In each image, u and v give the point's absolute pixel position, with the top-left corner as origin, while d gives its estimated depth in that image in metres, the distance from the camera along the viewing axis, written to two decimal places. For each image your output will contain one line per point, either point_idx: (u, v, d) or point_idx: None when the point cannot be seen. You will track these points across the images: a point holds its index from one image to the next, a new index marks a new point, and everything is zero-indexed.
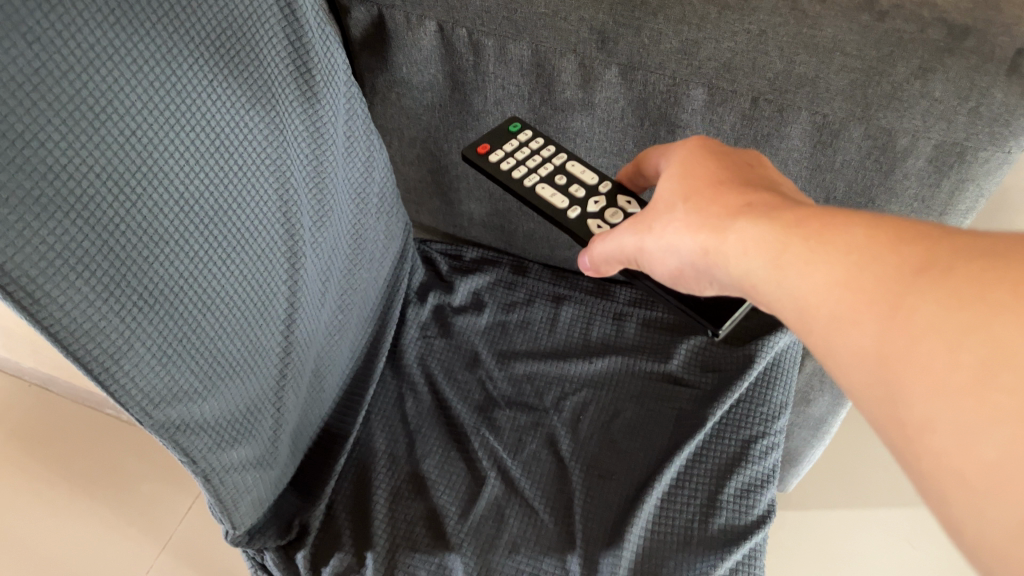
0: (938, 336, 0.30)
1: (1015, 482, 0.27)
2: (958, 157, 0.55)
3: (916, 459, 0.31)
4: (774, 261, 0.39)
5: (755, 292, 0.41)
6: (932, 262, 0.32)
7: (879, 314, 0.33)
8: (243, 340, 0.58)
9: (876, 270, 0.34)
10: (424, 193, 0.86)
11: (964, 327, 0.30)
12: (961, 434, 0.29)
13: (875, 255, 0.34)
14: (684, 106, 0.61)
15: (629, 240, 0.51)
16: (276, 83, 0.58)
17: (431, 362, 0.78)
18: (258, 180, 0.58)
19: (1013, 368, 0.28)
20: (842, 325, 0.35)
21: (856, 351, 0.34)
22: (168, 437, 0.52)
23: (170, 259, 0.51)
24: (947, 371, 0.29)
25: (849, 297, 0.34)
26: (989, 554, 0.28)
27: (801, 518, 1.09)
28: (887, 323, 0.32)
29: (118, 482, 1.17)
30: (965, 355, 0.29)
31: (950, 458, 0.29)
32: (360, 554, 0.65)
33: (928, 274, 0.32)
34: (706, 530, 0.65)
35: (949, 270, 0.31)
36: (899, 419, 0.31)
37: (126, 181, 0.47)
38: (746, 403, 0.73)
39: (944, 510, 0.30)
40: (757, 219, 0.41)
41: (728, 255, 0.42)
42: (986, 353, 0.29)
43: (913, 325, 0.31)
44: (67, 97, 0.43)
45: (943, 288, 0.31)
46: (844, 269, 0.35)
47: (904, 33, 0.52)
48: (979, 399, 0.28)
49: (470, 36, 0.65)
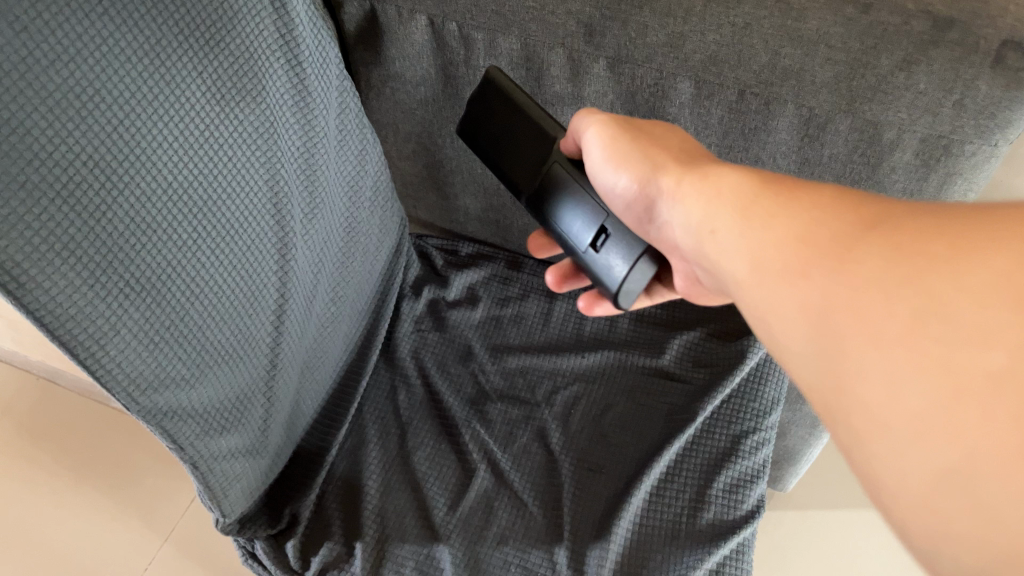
0: (878, 287, 0.34)
1: (938, 427, 0.31)
2: (945, 150, 0.55)
3: (848, 410, 0.34)
4: (740, 212, 0.42)
5: (710, 240, 0.44)
6: (879, 223, 0.37)
7: (827, 264, 0.37)
8: (234, 329, 0.59)
9: (832, 226, 0.38)
10: (420, 188, 0.86)
11: (901, 278, 0.34)
12: (891, 383, 0.32)
13: (833, 215, 0.39)
14: (671, 99, 0.61)
15: (597, 147, 0.53)
16: (267, 76, 0.59)
17: (424, 356, 0.78)
18: (248, 170, 0.58)
19: (941, 320, 0.32)
20: (791, 274, 0.38)
21: (802, 303, 0.37)
22: (156, 423, 0.53)
23: (158, 247, 0.51)
24: (885, 322, 0.33)
25: (802, 249, 0.38)
26: (909, 496, 0.31)
27: (798, 517, 1.09)
28: (833, 272, 0.36)
29: (121, 476, 1.18)
30: (899, 306, 0.33)
31: (881, 407, 0.33)
32: (350, 544, 0.65)
33: (875, 231, 0.36)
34: (695, 525, 0.65)
35: (895, 230, 0.36)
36: (835, 365, 0.35)
37: (114, 169, 0.48)
38: (737, 399, 0.73)
39: (868, 459, 0.33)
40: (740, 175, 0.44)
41: (698, 198, 0.45)
42: (920, 304, 0.33)
43: (857, 273, 0.35)
44: (54, 85, 0.44)
45: (888, 246, 0.35)
46: (803, 225, 0.39)
47: (888, 24, 0.52)
48: (912, 349, 0.32)
49: (460, 30, 0.65)
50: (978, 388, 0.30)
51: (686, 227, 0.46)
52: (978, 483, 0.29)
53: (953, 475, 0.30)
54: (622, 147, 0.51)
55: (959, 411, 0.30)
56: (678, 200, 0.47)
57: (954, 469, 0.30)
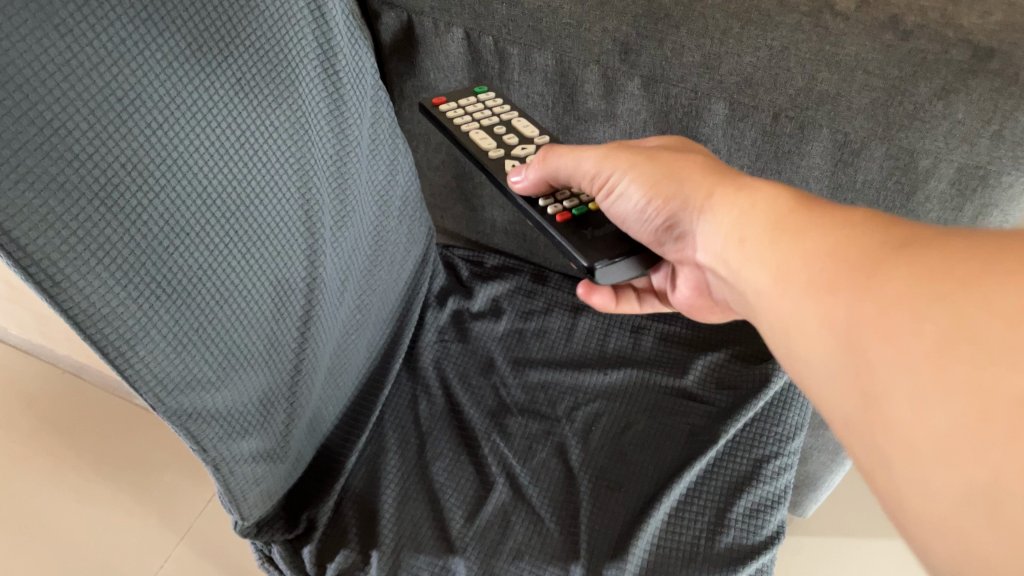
0: (906, 303, 0.34)
1: (966, 448, 0.29)
2: (981, 180, 0.55)
3: (874, 435, 0.34)
4: (773, 226, 0.43)
5: (739, 252, 0.44)
6: (912, 241, 0.36)
7: (856, 282, 0.37)
8: (260, 334, 0.59)
9: (863, 244, 0.38)
10: (449, 199, 0.87)
11: (931, 298, 0.33)
12: (917, 403, 0.32)
13: (865, 233, 0.39)
14: (705, 120, 0.61)
15: (615, 167, 0.54)
16: (303, 83, 0.59)
17: (446, 366, 0.78)
18: (281, 177, 0.59)
19: (970, 339, 0.31)
20: (819, 292, 0.38)
21: (830, 322, 0.37)
22: (180, 424, 0.54)
23: (191, 250, 0.52)
24: (910, 339, 0.33)
25: (832, 266, 0.38)
26: (936, 522, 0.30)
27: (815, 544, 1.08)
28: (862, 290, 0.36)
29: (141, 471, 1.20)
30: (931, 325, 0.32)
31: (907, 428, 0.32)
32: (365, 553, 0.65)
33: (906, 249, 0.36)
34: (714, 548, 0.64)
35: (926, 248, 0.35)
36: (865, 387, 0.34)
37: (152, 172, 0.49)
38: (760, 422, 0.72)
39: (897, 485, 0.32)
40: (769, 188, 0.45)
41: (721, 215, 0.46)
42: (947, 324, 0.32)
43: (886, 291, 0.35)
44: (97, 88, 0.45)
45: (917, 263, 0.35)
46: (835, 243, 0.39)
47: (928, 52, 0.51)
48: (939, 369, 0.31)
49: (496, 44, 0.66)
50: (1005, 408, 0.29)
51: (706, 243, 0.48)
52: (1007, 506, 0.28)
53: (981, 497, 0.29)
54: (641, 167, 0.53)
55: (984, 433, 0.29)
56: (704, 216, 0.48)
57: (983, 489, 0.29)
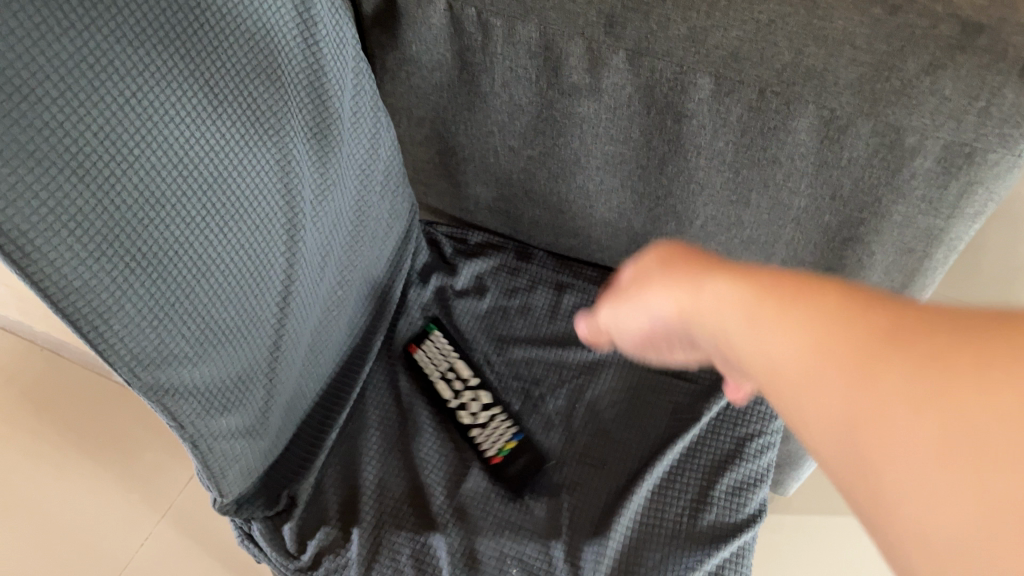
0: (811, 355, 0.32)
1: (893, 486, 0.27)
2: (968, 158, 0.54)
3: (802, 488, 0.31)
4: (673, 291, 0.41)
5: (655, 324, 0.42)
6: (808, 285, 0.34)
7: (754, 331, 0.35)
8: (238, 309, 0.58)
9: (761, 283, 0.36)
10: (431, 175, 0.84)
11: (836, 347, 0.31)
12: (839, 450, 0.29)
13: (760, 275, 0.37)
14: (691, 95, 0.60)
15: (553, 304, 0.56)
16: (282, 54, 0.58)
17: (428, 344, 0.78)
18: (259, 149, 0.58)
19: (877, 378, 0.29)
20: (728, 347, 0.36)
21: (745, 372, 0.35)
22: (156, 400, 0.53)
23: (166, 222, 0.51)
24: (820, 389, 0.31)
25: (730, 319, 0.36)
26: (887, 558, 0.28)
27: (796, 521, 1.09)
28: (761, 340, 0.34)
29: (121, 448, 1.19)
30: (832, 372, 0.30)
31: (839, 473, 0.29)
32: (347, 530, 0.65)
33: (803, 294, 0.34)
34: (695, 525, 0.65)
35: (822, 294, 0.33)
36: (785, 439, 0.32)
37: (125, 142, 0.48)
38: (743, 400, 0.72)
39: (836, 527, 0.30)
40: (665, 262, 0.44)
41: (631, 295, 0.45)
42: (850, 370, 0.30)
43: (788, 342, 0.33)
44: (68, 55, 0.44)
45: (814, 311, 0.33)
46: (728, 290, 0.37)
47: (917, 28, 0.52)
48: (852, 410, 0.29)
49: (479, 15, 0.64)
50: (923, 443, 0.27)
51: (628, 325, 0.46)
52: (939, 539, 0.26)
53: (916, 534, 0.26)
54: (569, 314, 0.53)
55: (909, 469, 0.27)
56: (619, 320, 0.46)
57: (914, 527, 0.26)
